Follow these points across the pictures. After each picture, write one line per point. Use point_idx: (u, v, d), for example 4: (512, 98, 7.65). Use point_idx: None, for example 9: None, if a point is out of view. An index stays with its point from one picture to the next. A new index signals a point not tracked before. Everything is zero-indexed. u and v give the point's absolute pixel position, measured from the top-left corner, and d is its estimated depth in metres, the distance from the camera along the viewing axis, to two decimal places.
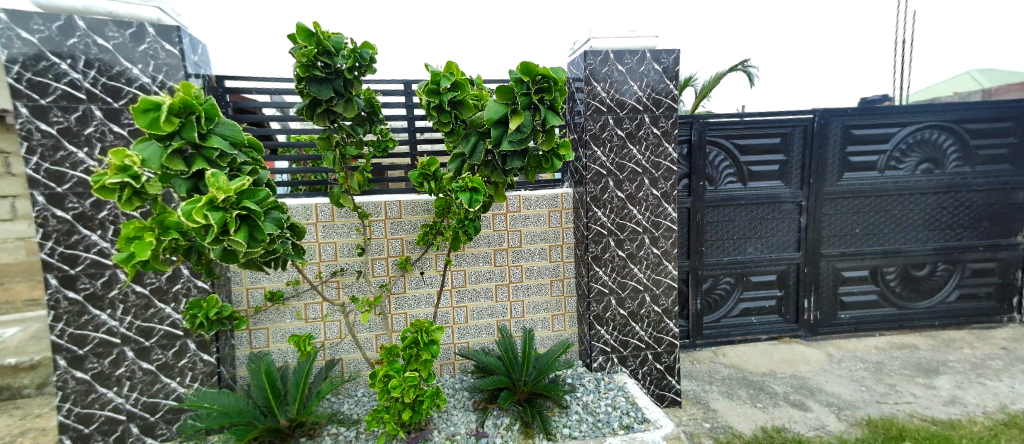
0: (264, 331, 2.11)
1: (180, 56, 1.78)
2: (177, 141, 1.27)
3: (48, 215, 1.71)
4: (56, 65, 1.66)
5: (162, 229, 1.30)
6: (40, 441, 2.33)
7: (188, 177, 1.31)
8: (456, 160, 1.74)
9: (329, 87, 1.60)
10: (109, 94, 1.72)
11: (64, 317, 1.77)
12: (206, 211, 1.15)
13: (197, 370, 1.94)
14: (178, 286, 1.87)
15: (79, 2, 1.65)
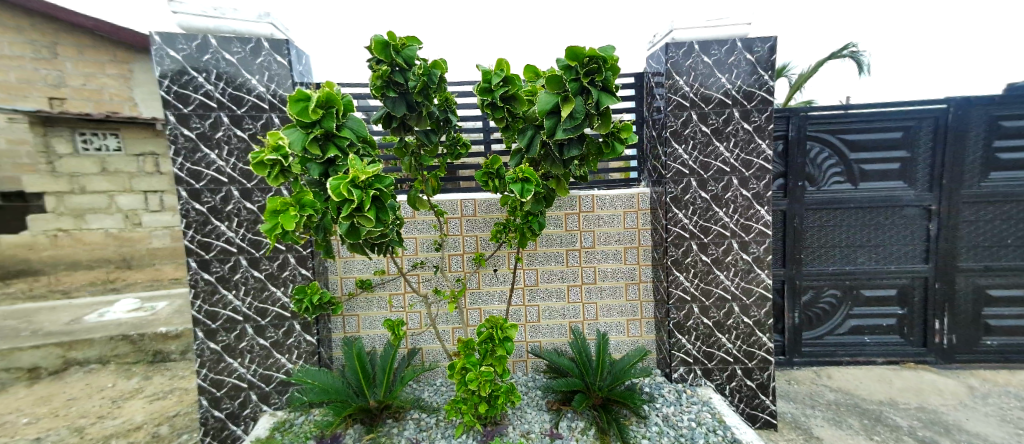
0: (354, 318, 2.30)
1: (288, 66, 2.01)
2: (318, 129, 1.48)
3: (189, 208, 2.03)
4: (195, 78, 1.97)
5: (300, 206, 1.52)
6: (184, 399, 2.79)
7: (321, 162, 1.53)
8: (518, 157, 1.76)
9: (402, 103, 1.71)
10: (233, 103, 2.00)
11: (201, 295, 2.09)
12: (350, 188, 1.38)
13: (301, 349, 2.18)
14: (286, 273, 2.12)
15: (212, 24, 1.95)
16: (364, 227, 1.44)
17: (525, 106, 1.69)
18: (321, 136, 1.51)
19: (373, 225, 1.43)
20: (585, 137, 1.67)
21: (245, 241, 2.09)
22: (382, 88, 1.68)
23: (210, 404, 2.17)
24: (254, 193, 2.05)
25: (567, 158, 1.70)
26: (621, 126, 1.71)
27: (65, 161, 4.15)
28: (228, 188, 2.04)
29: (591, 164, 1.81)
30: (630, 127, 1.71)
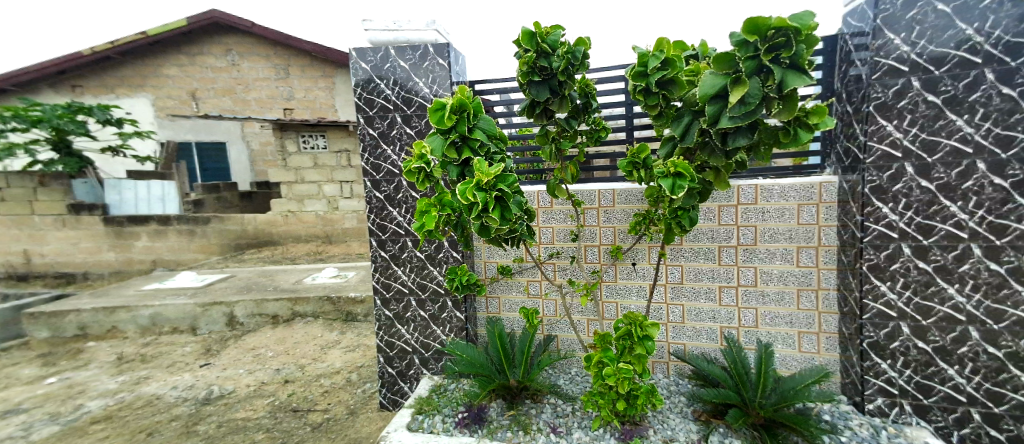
0: (496, 300, 2.38)
1: (448, 68, 2.16)
2: (454, 134, 1.54)
3: (371, 195, 2.35)
4: (379, 85, 2.24)
5: (441, 205, 1.63)
6: (369, 353, 3.40)
7: (458, 164, 1.60)
8: (668, 145, 1.61)
9: (547, 87, 1.66)
10: (404, 104, 2.23)
11: (378, 268, 2.41)
12: (474, 191, 1.41)
13: (452, 323, 2.37)
14: (442, 254, 2.31)
15: (392, 36, 2.19)
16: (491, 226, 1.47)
17: (685, 90, 1.47)
18: (457, 140, 1.57)
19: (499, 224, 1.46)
20: (758, 124, 1.39)
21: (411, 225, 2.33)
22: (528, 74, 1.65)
23: (384, 362, 2.51)
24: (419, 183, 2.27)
25: (732, 148, 1.45)
26: (808, 110, 1.36)
27: (292, 159, 5.37)
28: (399, 179, 2.29)
29: (765, 153, 1.51)
30: (825, 110, 1.34)
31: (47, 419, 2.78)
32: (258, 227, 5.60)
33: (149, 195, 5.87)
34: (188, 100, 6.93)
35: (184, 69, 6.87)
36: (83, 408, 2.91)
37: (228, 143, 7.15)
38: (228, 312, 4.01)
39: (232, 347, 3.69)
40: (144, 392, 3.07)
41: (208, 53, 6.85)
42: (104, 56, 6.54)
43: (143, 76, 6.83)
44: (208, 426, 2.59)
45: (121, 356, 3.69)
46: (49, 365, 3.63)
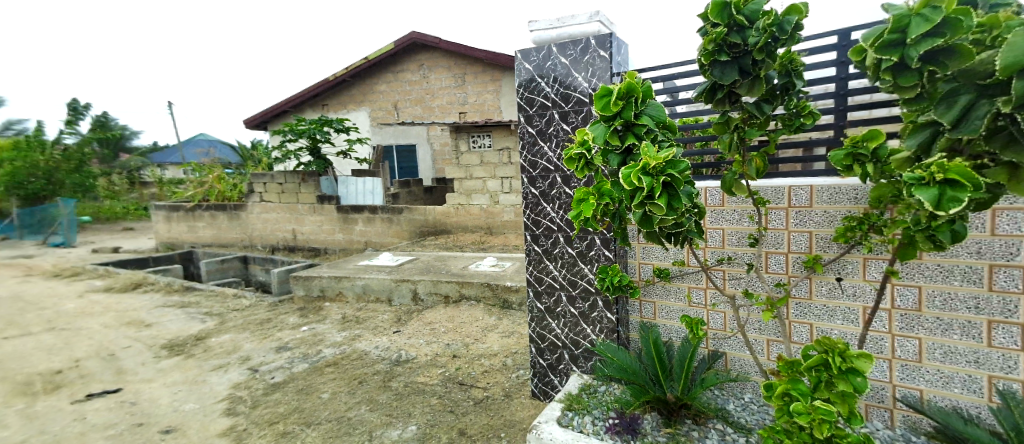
0: (651, 304, 2.10)
1: (609, 59, 1.96)
2: (618, 121, 1.31)
3: (526, 190, 2.29)
4: (539, 84, 2.17)
5: (599, 195, 1.41)
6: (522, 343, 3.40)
7: (621, 152, 1.35)
8: (923, 132, 0.99)
9: (738, 68, 1.29)
10: (562, 100, 2.11)
11: (531, 261, 2.34)
12: (639, 175, 1.15)
13: (603, 324, 2.18)
14: (594, 252, 2.14)
15: (554, 33, 2.10)
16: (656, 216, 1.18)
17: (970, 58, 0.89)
18: (621, 127, 1.34)
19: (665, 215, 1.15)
20: None
21: (562, 221, 2.20)
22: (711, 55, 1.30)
23: (535, 353, 2.45)
24: (573, 179, 2.13)
25: None
26: None
27: (463, 157, 5.88)
28: (554, 175, 2.18)
29: None
30: None
31: (299, 359, 3.52)
32: (435, 217, 6.21)
33: (362, 189, 6.95)
34: (391, 110, 8.69)
35: (390, 85, 8.64)
36: (321, 353, 3.59)
37: (417, 145, 8.66)
38: (413, 289, 4.49)
39: (417, 319, 4.15)
40: (357, 348, 3.64)
41: (407, 70, 8.49)
42: (340, 80, 8.68)
43: (363, 93, 8.85)
44: (399, 384, 2.97)
45: (344, 315, 4.43)
46: (305, 317, 4.52)
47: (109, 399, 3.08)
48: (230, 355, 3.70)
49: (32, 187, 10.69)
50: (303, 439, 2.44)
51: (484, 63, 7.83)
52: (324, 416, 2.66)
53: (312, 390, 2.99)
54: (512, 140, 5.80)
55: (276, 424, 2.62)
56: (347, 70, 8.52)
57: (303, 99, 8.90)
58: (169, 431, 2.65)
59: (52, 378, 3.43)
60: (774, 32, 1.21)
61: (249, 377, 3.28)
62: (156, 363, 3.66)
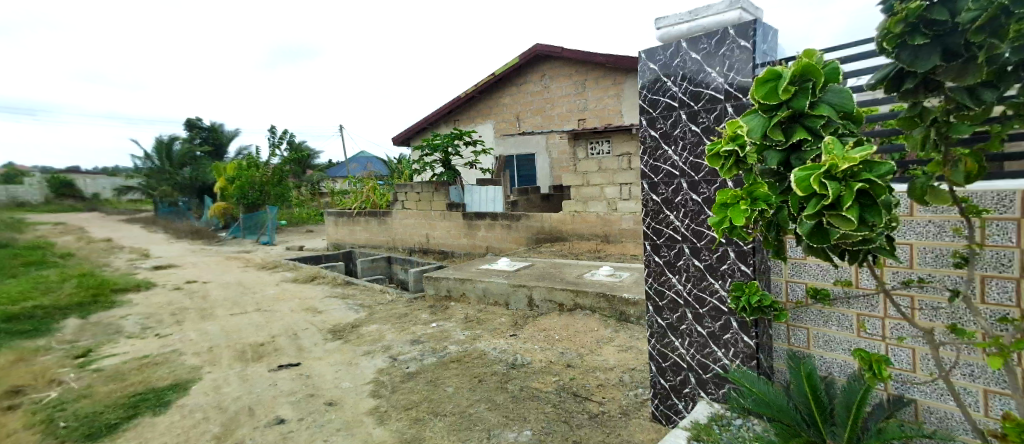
0: (804, 331, 1.75)
1: (751, 49, 1.72)
2: (785, 111, 1.08)
3: (648, 198, 2.10)
4: (666, 83, 1.99)
5: (752, 199, 1.17)
6: (642, 359, 3.18)
7: (783, 149, 1.11)
8: None
9: (943, 48, 0.93)
10: (692, 99, 1.91)
11: (652, 274, 2.14)
12: (819, 180, 0.86)
13: (739, 348, 1.89)
14: (726, 266, 1.87)
15: (686, 27, 1.91)
16: (838, 230, 0.89)
17: None
18: (787, 119, 1.10)
19: (854, 231, 0.85)
20: None
21: (688, 230, 1.97)
22: (898, 36, 0.95)
23: (657, 373, 2.21)
24: (701, 185, 1.90)
25: None
26: None
27: (581, 163, 5.73)
28: (678, 181, 1.97)
29: None
30: None
31: (429, 353, 3.75)
32: (552, 224, 6.20)
33: (486, 198, 7.27)
34: (514, 121, 9.00)
35: (514, 97, 8.97)
36: (447, 350, 3.78)
37: (536, 154, 8.82)
38: (529, 295, 4.51)
39: (532, 324, 4.14)
40: (478, 348, 3.75)
41: (530, 82, 8.73)
42: (470, 96, 9.27)
43: (489, 106, 9.32)
44: (515, 387, 2.98)
45: (467, 316, 4.60)
46: (434, 314, 4.80)
47: (290, 370, 3.61)
48: (375, 343, 4.09)
49: (252, 197, 13.91)
50: (433, 428, 2.57)
51: (607, 69, 7.71)
52: (449, 408, 2.77)
53: (440, 383, 3.15)
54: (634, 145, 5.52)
55: (410, 410, 2.80)
56: (477, 86, 9.05)
57: (438, 116, 9.69)
58: (331, 403, 3.00)
59: (258, 349, 4.14)
60: (1006, 2, 0.83)
61: (390, 364, 3.58)
62: (323, 345, 4.19)
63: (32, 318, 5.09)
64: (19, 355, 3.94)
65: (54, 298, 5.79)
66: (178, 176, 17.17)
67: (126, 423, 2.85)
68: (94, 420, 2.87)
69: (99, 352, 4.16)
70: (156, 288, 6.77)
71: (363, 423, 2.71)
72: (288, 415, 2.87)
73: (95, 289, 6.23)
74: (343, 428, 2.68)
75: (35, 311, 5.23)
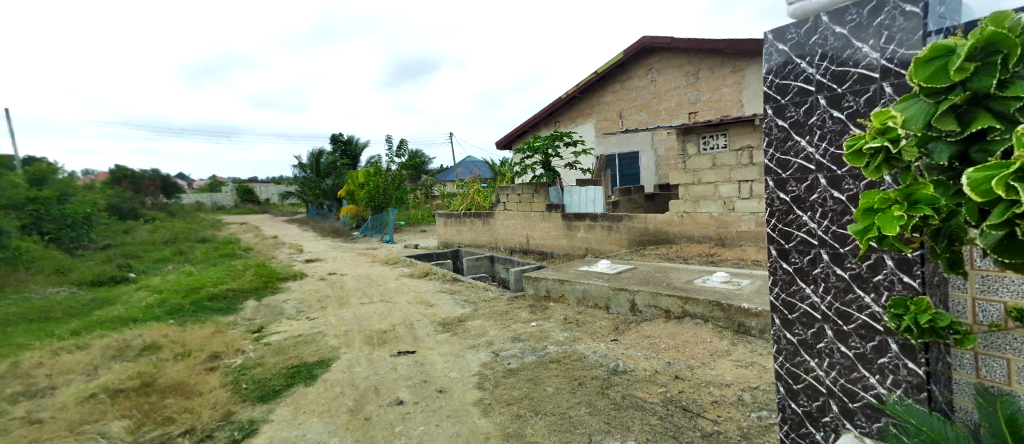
0: (1006, 361, 1.19)
1: (923, 13, 1.23)
2: (959, 93, 0.70)
3: (774, 196, 1.64)
4: (799, 65, 1.52)
5: (911, 204, 0.77)
6: (764, 377, 2.83)
7: (959, 140, 0.72)
8: None
9: None
10: (835, 81, 1.43)
11: (778, 281, 1.65)
12: (1005, 184, 0.56)
13: (901, 376, 1.38)
14: (880, 277, 1.38)
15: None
16: None
17: None
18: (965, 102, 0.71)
19: None
20: None
21: (829, 233, 1.48)
22: None
23: (784, 398, 1.71)
24: (846, 180, 1.42)
25: None
26: None
27: (692, 160, 5.38)
28: (814, 176, 1.50)
29: None
30: None
31: (529, 351, 3.74)
32: (656, 226, 5.86)
33: (587, 198, 7.13)
34: (617, 119, 8.73)
35: (617, 94, 8.69)
36: (546, 349, 3.74)
37: (640, 152, 8.47)
38: (631, 299, 4.30)
39: (634, 330, 3.92)
40: (577, 350, 3.66)
41: (634, 77, 8.40)
42: (571, 96, 9.19)
43: (590, 105, 9.15)
44: (616, 393, 2.84)
45: (566, 317, 4.52)
46: (534, 313, 4.80)
47: (407, 357, 3.86)
48: (479, 338, 4.21)
49: (378, 200, 15.54)
50: (535, 425, 2.55)
51: (720, 56, 7.14)
52: (550, 408, 2.73)
53: (540, 381, 3.12)
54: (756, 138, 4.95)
55: (512, 405, 2.81)
56: (577, 86, 8.94)
57: (539, 118, 9.77)
58: (442, 391, 3.13)
59: (381, 335, 4.51)
60: None
61: (493, 359, 3.65)
62: (433, 336, 4.41)
63: (226, 298, 6.13)
64: (218, 327, 4.75)
65: (240, 283, 6.87)
66: (322, 182, 19.74)
67: (286, 390, 3.25)
68: (264, 384, 3.35)
69: (269, 329, 4.85)
70: (308, 277, 7.76)
71: (469, 413, 2.79)
72: (405, 397, 3.05)
73: (267, 277, 7.28)
74: (452, 415, 2.77)
75: (227, 293, 6.29)
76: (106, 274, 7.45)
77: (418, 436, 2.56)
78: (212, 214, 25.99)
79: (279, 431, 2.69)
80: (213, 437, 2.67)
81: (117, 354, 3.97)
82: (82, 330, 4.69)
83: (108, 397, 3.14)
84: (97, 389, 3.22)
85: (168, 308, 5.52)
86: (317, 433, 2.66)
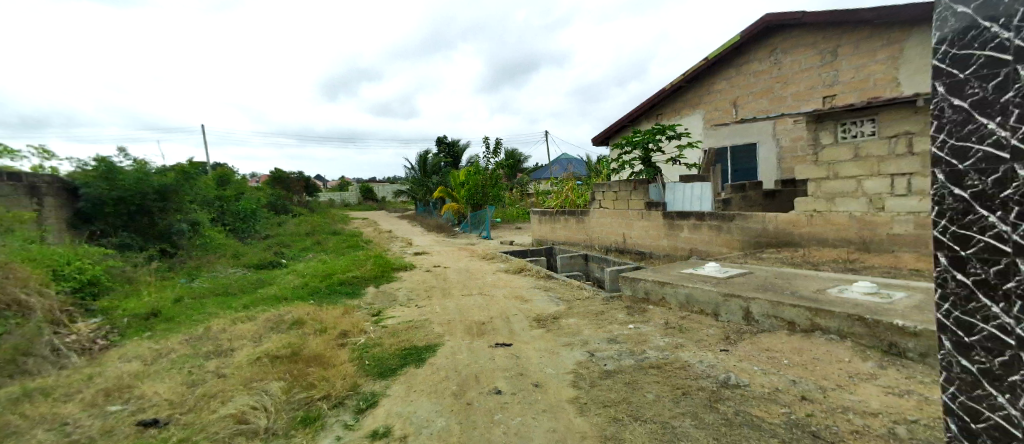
0: None
1: None
2: None
3: None
4: None
5: None
6: (925, 410, 2.34)
7: None
8: None
9: None
10: None
11: None
12: None
13: None
14: None
15: None
16: None
17: None
18: None
19: None
20: None
21: None
22: None
23: None
24: None
25: None
26: None
27: (827, 151, 4.74)
28: None
29: None
30: None
31: (627, 354, 3.54)
32: (778, 226, 5.28)
33: (695, 195, 6.64)
34: (730, 108, 8.03)
35: (731, 81, 7.99)
36: (645, 354, 3.51)
37: (759, 142, 7.69)
38: (745, 307, 3.85)
39: (749, 341, 3.50)
40: (680, 357, 3.36)
41: (753, 60, 7.66)
42: (677, 86, 8.62)
43: (698, 95, 8.51)
44: (727, 408, 2.55)
45: (668, 321, 4.21)
46: (632, 315, 4.56)
47: (504, 349, 3.89)
48: (574, 336, 4.11)
49: (477, 198, 16.14)
50: (634, 431, 2.39)
51: (868, 28, 6.28)
52: (651, 415, 2.54)
53: (639, 386, 2.92)
54: (916, 123, 4.20)
55: (609, 408, 2.67)
56: (684, 75, 8.38)
57: (640, 111, 9.30)
58: (538, 385, 3.09)
59: (480, 326, 4.62)
60: None
61: (588, 359, 3.52)
62: (528, 331, 4.40)
63: (352, 283, 6.79)
64: (345, 309, 5.23)
65: (363, 271, 7.50)
66: (428, 181, 21.07)
67: (400, 369, 3.47)
68: (382, 362, 3.62)
69: (385, 314, 5.24)
70: (416, 269, 8.27)
71: (565, 409, 2.71)
72: (503, 388, 3.07)
73: (384, 267, 7.86)
74: (548, 410, 2.72)
75: (352, 279, 6.96)
76: (266, 260, 8.66)
77: (515, 426, 2.55)
78: (337, 210, 29.03)
79: (394, 406, 2.86)
80: (344, 403, 2.93)
81: (275, 326, 4.54)
82: (251, 305, 5.48)
83: (270, 361, 3.56)
84: (263, 354, 3.67)
85: (308, 290, 6.27)
86: (425, 412, 2.77)
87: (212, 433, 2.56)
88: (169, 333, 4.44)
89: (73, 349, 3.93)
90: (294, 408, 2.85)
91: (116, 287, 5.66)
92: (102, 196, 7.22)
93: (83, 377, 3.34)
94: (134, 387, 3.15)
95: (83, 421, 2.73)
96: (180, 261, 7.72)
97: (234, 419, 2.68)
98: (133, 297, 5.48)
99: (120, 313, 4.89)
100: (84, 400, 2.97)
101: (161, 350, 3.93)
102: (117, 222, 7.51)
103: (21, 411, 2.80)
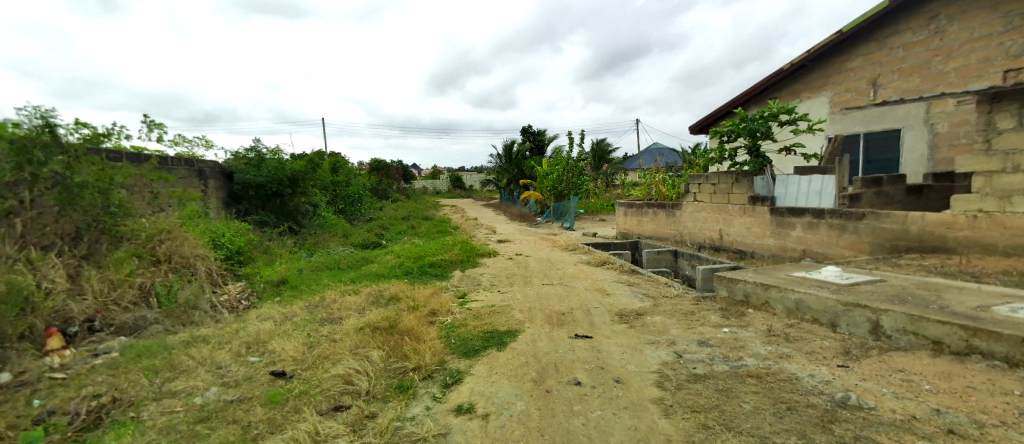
0: None
1: None
2: None
3: None
4: None
5: None
6: None
7: None
8: None
9: None
10: None
11: None
12: None
13: None
14: None
15: None
16: None
17: None
18: None
19: None
20: None
21: None
22: None
23: None
24: None
25: None
26: None
27: (1006, 137, 3.93)
28: None
29: None
30: None
31: (720, 359, 3.25)
32: (925, 227, 4.51)
33: (812, 189, 5.92)
34: (867, 89, 7.00)
35: (871, 57, 6.94)
36: (742, 361, 3.18)
37: (905, 128, 6.66)
38: (873, 319, 3.33)
39: (876, 360, 3.01)
40: (787, 369, 3.00)
41: (904, 31, 6.57)
42: (799, 66, 7.70)
43: (826, 75, 7.53)
44: (844, 431, 2.22)
45: (770, 328, 3.78)
46: (727, 318, 4.18)
47: (584, 341, 3.79)
48: (659, 335, 3.87)
49: (561, 188, 16.00)
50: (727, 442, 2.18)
51: None
52: (748, 427, 2.30)
53: (734, 395, 2.65)
54: None
55: (697, 413, 2.47)
56: (808, 52, 7.46)
57: (752, 94, 8.46)
58: (619, 381, 2.96)
59: (560, 317, 4.54)
60: None
61: (675, 359, 3.29)
62: (610, 325, 4.24)
63: (440, 266, 7.10)
64: (435, 289, 5.48)
65: (449, 255, 7.79)
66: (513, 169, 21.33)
67: (483, 350, 3.53)
68: (466, 342, 3.71)
69: (470, 297, 5.38)
70: (500, 256, 8.41)
71: (648, 409, 2.56)
72: (583, 380, 2.98)
73: (470, 253, 8.10)
74: (629, 407, 2.58)
75: (441, 262, 7.26)
76: (368, 239, 9.38)
77: (595, 419, 2.46)
78: (428, 196, 30.56)
79: (477, 385, 2.91)
80: (432, 377, 3.05)
81: (375, 300, 4.88)
82: (356, 279, 5.96)
83: (370, 331, 3.83)
84: (365, 324, 3.95)
85: (402, 269, 6.65)
86: (506, 394, 2.78)
87: (326, 389, 2.80)
88: (293, 299, 4.97)
89: (226, 306, 4.57)
90: (390, 376, 3.03)
91: (257, 257, 6.47)
92: (248, 181, 8.21)
93: (232, 331, 3.83)
94: (268, 343, 3.57)
95: (232, 367, 3.14)
96: (304, 238, 8.65)
97: (343, 379, 2.91)
98: (268, 266, 6.23)
99: (259, 278, 5.62)
100: (232, 349, 3.40)
101: (287, 313, 4.41)
102: (258, 203, 8.55)
103: (191, 353, 3.29)
